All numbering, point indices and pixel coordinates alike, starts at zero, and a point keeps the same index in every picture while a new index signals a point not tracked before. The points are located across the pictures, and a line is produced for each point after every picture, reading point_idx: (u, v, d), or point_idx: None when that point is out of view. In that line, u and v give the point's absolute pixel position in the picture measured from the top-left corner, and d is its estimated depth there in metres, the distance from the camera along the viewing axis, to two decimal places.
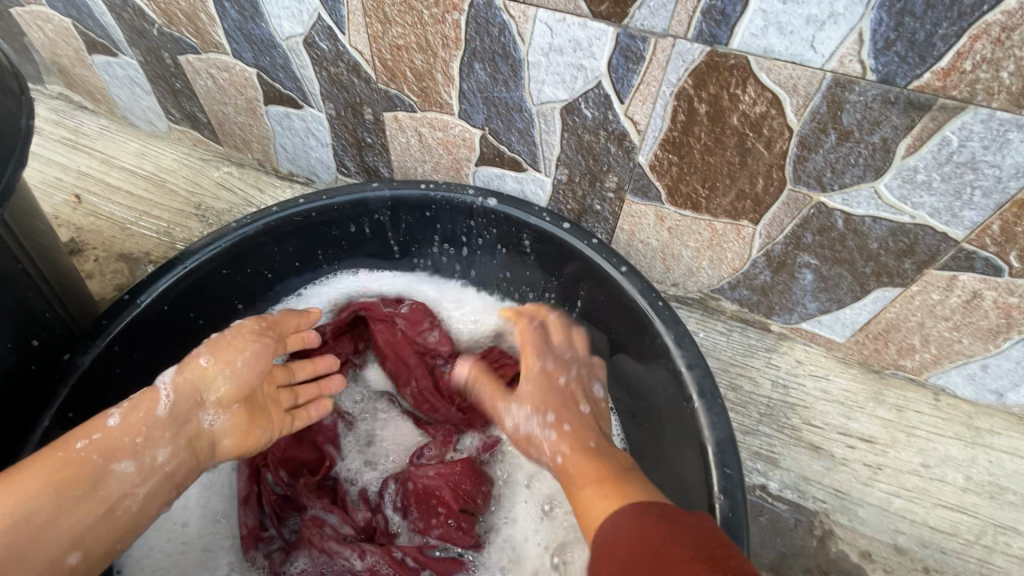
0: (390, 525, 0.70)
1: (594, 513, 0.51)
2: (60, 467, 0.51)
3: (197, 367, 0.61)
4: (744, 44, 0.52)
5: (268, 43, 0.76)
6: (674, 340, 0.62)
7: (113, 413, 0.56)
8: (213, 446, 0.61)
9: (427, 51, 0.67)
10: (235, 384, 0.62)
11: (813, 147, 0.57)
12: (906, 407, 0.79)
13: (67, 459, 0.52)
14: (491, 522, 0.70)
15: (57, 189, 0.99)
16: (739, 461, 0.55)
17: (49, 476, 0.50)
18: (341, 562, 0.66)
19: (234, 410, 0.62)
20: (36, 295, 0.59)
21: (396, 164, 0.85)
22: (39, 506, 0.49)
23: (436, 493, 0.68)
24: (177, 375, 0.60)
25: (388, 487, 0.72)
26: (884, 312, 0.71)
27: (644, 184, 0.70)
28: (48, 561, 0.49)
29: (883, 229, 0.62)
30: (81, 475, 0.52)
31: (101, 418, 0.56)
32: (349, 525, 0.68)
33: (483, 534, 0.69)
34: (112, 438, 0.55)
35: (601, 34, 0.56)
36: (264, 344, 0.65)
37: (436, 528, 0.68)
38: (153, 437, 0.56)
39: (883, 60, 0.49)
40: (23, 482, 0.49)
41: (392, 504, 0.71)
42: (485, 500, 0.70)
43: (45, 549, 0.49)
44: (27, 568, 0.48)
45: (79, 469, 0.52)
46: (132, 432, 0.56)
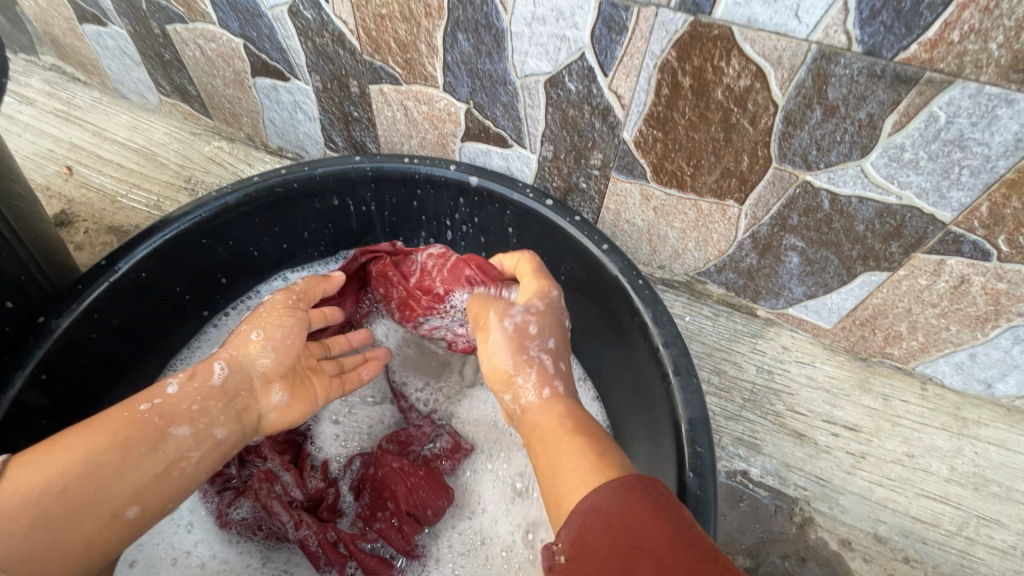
0: (340, 503, 0.71)
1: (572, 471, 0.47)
2: (123, 425, 0.53)
3: (248, 338, 0.62)
4: (728, 13, 0.51)
5: (253, 12, 0.75)
6: (652, 318, 0.61)
7: (170, 380, 0.58)
8: (258, 417, 0.62)
9: (410, 21, 0.66)
10: (280, 359, 0.63)
11: (798, 123, 0.56)
12: (892, 396, 0.78)
13: (129, 419, 0.54)
14: (433, 533, 0.69)
15: (48, 160, 0.99)
16: (711, 440, 0.54)
17: (113, 434, 0.52)
18: (278, 525, 0.67)
19: (279, 381, 0.63)
20: (10, 256, 0.59)
21: (383, 139, 0.84)
22: (106, 460, 0.51)
23: (389, 488, 0.68)
24: (229, 347, 0.62)
25: (351, 463, 0.73)
26: (870, 297, 0.70)
27: (629, 161, 0.68)
28: (107, 515, 0.50)
29: (870, 210, 0.61)
30: (142, 436, 0.53)
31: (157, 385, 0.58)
32: (298, 490, 0.69)
33: (422, 542, 0.68)
34: (170, 403, 0.56)
35: (584, 2, 0.55)
36: (299, 319, 0.66)
37: (378, 522, 0.68)
38: (206, 406, 0.58)
39: (869, 30, 0.47)
40: (89, 436, 0.51)
41: (348, 481, 0.72)
42: (436, 517, 0.68)
43: (105, 503, 0.50)
44: (88, 520, 0.49)
45: (141, 429, 0.54)
46: (188, 400, 0.57)
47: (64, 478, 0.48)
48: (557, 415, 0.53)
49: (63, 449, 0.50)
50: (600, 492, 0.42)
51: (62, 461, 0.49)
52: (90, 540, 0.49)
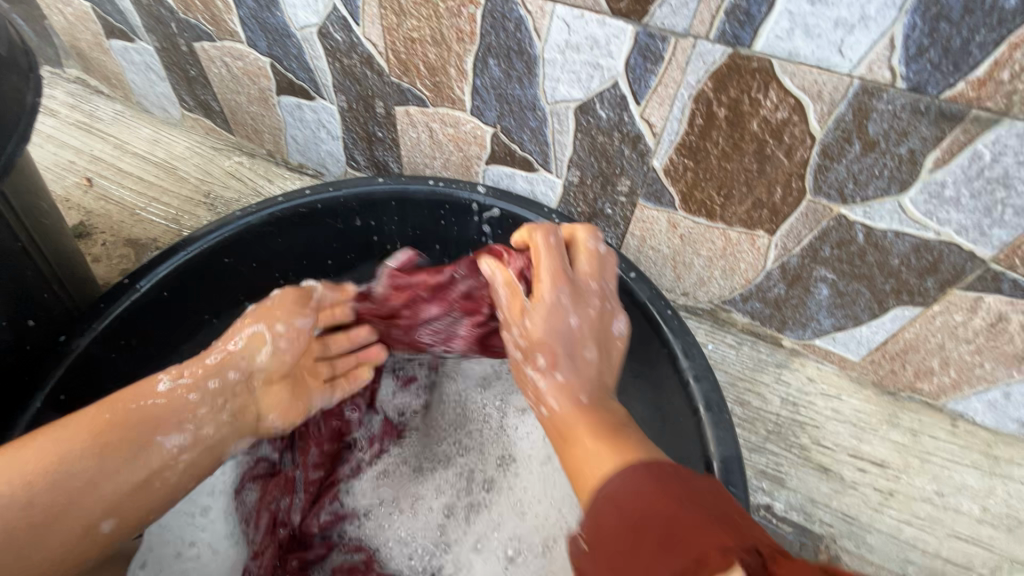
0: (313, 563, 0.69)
1: (593, 463, 0.45)
2: (106, 422, 0.51)
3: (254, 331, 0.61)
4: (769, 46, 0.50)
5: (282, 33, 0.75)
6: (682, 350, 0.60)
7: (163, 376, 0.56)
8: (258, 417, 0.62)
9: (441, 45, 0.65)
10: (276, 361, 0.62)
11: (835, 156, 0.55)
12: (921, 431, 0.76)
13: (116, 417, 0.52)
14: None
15: (68, 171, 0.99)
16: (745, 480, 0.53)
17: (89, 441, 0.49)
18: (254, 536, 0.69)
19: (277, 383, 0.63)
20: (35, 275, 0.58)
21: (406, 159, 0.84)
22: (78, 471, 0.48)
23: None
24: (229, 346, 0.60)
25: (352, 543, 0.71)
26: (902, 332, 0.69)
27: (657, 189, 0.68)
28: (82, 529, 0.48)
29: (906, 244, 0.59)
30: (121, 446, 0.51)
31: (147, 380, 0.55)
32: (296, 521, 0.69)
33: None
34: (156, 407, 0.54)
35: (620, 32, 0.55)
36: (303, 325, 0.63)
37: None
38: (198, 413, 0.56)
39: (915, 67, 0.47)
40: (69, 434, 0.49)
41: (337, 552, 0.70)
42: None
43: (78, 517, 0.48)
44: (63, 529, 0.47)
45: (121, 438, 0.51)
46: (175, 407, 0.55)
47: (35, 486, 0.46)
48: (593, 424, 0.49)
49: (34, 454, 0.47)
50: (620, 478, 0.42)
51: (31, 467, 0.46)
52: (60, 559, 0.47)
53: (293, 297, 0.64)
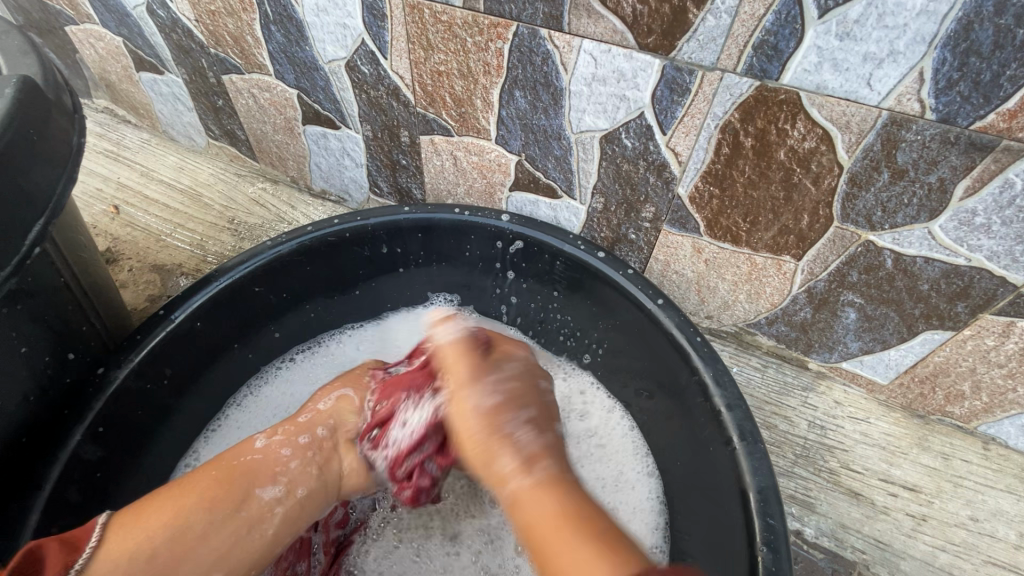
0: None
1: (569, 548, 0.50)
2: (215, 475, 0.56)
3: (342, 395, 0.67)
4: (796, 80, 0.51)
5: (310, 66, 0.77)
6: (713, 378, 0.60)
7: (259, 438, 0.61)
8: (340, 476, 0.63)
9: (467, 77, 0.67)
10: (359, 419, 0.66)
11: (864, 184, 0.56)
12: (952, 455, 0.75)
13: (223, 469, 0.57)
14: None
15: (96, 199, 1.01)
16: (782, 511, 0.53)
17: (198, 496, 0.53)
18: None
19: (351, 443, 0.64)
20: (76, 308, 0.60)
21: (429, 186, 0.85)
22: (192, 524, 0.52)
23: None
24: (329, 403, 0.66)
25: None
26: (932, 355, 0.68)
27: (682, 215, 0.68)
28: None
29: (936, 270, 0.59)
30: (228, 496, 0.54)
31: (246, 442, 0.61)
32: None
33: None
34: (256, 463, 0.58)
35: (647, 65, 0.56)
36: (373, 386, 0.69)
37: None
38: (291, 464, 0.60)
39: (944, 99, 0.47)
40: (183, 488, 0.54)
41: None
42: None
43: (193, 567, 0.51)
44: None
45: (227, 490, 0.55)
46: (274, 457, 0.59)
47: (155, 538, 0.50)
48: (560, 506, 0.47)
49: (152, 515, 0.51)
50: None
51: (148, 527, 0.50)
52: None
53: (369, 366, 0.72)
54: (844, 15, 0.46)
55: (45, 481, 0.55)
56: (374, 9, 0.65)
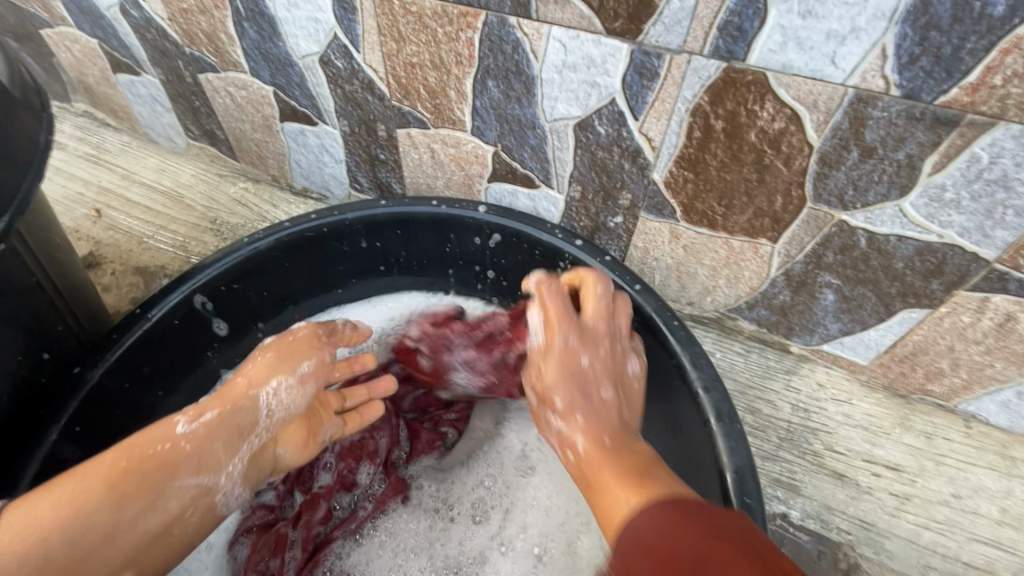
0: None
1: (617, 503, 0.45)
2: (122, 465, 0.50)
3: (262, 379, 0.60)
4: (762, 60, 0.51)
5: (285, 62, 0.76)
6: (690, 361, 0.60)
7: (181, 419, 0.55)
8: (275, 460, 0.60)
9: (440, 68, 0.67)
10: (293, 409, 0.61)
11: (834, 164, 0.56)
12: (935, 434, 0.76)
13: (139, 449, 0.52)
14: None
15: (77, 203, 1.01)
16: (759, 490, 0.53)
17: (106, 487, 0.49)
18: None
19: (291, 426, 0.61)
20: (49, 308, 0.59)
21: (409, 180, 0.85)
22: (95, 520, 0.48)
23: None
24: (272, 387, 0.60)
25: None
26: (910, 334, 0.69)
27: (659, 201, 0.68)
28: None
29: (909, 248, 0.60)
30: (138, 490, 0.50)
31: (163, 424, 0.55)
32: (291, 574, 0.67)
33: None
34: (172, 454, 0.53)
35: (616, 51, 0.56)
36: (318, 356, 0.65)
37: None
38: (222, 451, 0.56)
39: (908, 75, 0.47)
40: (90, 465, 0.50)
41: None
42: None
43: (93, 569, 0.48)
44: None
45: (136, 484, 0.50)
46: (190, 446, 0.54)
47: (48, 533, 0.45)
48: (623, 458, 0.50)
49: (46, 502, 0.47)
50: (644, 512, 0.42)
51: (36, 516, 0.46)
52: None
53: (304, 341, 0.65)
54: None
55: (21, 478, 0.55)
56: (344, 2, 0.65)
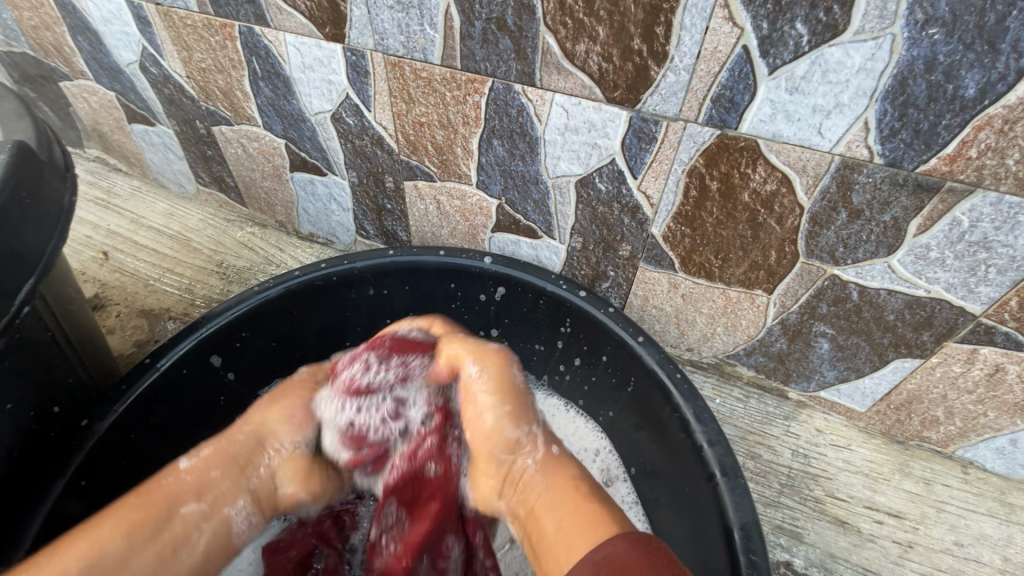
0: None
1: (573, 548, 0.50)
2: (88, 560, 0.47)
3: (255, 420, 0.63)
4: (753, 129, 0.54)
5: (298, 118, 0.80)
6: (694, 414, 0.61)
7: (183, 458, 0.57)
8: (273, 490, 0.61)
9: (448, 128, 0.70)
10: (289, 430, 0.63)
11: (824, 223, 0.59)
12: (933, 480, 0.77)
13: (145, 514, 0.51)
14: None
15: (85, 246, 1.02)
16: (766, 547, 0.53)
17: (118, 522, 0.50)
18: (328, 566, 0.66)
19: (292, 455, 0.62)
20: (61, 361, 0.60)
21: (415, 229, 0.87)
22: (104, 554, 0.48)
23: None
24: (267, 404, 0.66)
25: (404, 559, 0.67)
26: (904, 383, 0.70)
27: (657, 253, 0.71)
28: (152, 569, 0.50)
29: (899, 301, 0.62)
30: (144, 521, 0.51)
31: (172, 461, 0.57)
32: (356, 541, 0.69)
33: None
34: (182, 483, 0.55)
35: (616, 117, 0.59)
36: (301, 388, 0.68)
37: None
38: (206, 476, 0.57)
39: (890, 145, 0.50)
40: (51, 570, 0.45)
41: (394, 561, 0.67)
42: None
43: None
44: None
45: (146, 508, 0.52)
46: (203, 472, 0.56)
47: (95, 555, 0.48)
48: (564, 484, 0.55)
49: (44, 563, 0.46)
50: (612, 544, 0.47)
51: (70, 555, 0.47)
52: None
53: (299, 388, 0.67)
54: (792, 73, 0.50)
55: (22, 539, 0.54)
56: (357, 66, 0.68)
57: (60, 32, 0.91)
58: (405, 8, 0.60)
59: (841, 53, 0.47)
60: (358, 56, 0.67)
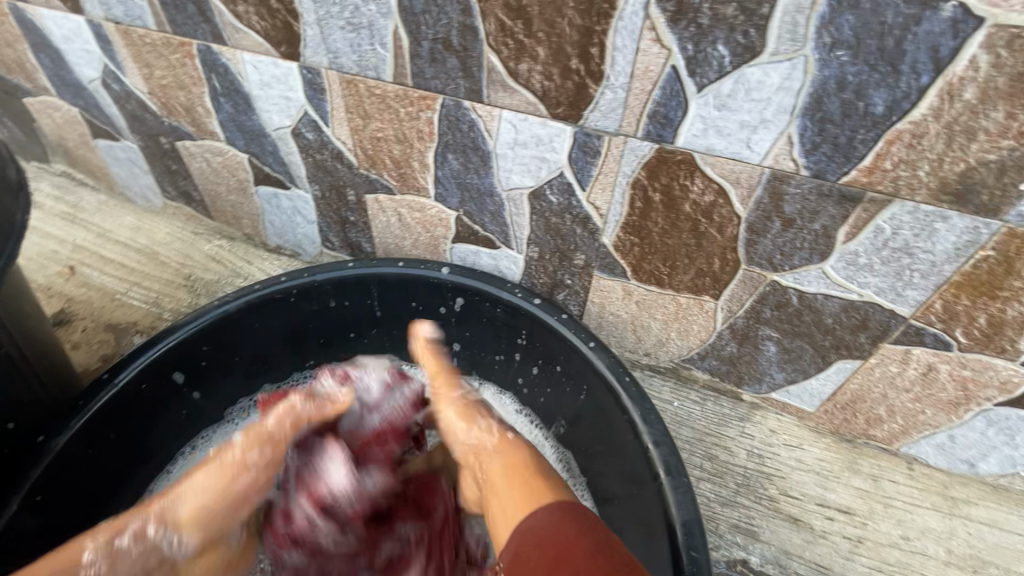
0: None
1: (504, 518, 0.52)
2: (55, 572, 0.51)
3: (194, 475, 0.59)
4: (688, 143, 0.57)
5: (259, 133, 0.81)
6: (641, 417, 0.64)
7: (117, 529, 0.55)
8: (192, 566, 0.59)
9: (404, 142, 0.72)
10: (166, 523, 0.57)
11: (761, 232, 0.61)
12: (881, 476, 0.79)
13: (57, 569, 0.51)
14: None
15: (52, 261, 1.02)
16: (706, 544, 0.55)
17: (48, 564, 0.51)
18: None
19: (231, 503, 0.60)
20: (17, 377, 0.61)
21: (378, 241, 0.89)
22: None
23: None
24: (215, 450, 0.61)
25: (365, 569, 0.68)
26: (847, 383, 0.73)
27: (610, 261, 0.73)
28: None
29: (836, 305, 0.65)
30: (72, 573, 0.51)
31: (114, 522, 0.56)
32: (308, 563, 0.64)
33: None
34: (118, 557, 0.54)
35: (561, 132, 0.61)
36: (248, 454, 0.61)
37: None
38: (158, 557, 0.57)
39: (813, 158, 0.53)
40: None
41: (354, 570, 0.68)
42: None
43: None
44: None
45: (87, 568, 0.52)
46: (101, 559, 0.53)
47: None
48: (510, 462, 0.56)
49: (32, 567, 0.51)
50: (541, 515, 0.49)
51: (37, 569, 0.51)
52: None
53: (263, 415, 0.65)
54: (718, 91, 0.52)
55: None
56: (314, 83, 0.70)
57: (21, 49, 0.91)
58: (355, 28, 0.62)
59: (761, 73, 0.50)
60: (313, 74, 0.69)
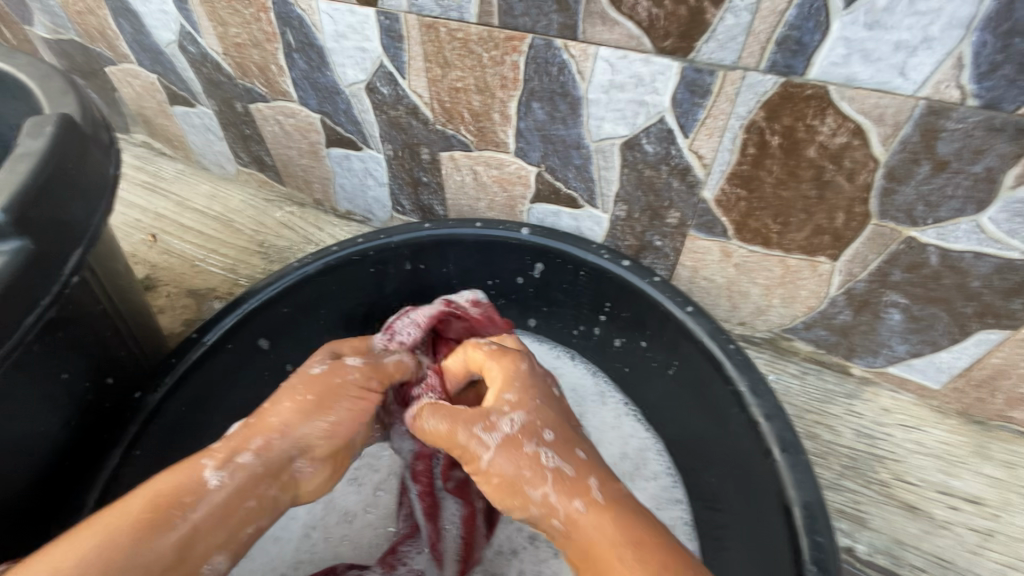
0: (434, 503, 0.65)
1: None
2: (144, 516, 0.43)
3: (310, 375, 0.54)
4: (824, 73, 0.49)
5: (332, 90, 0.78)
6: (750, 388, 0.58)
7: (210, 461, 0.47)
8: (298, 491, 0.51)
9: (485, 92, 0.67)
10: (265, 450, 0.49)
11: (902, 179, 0.53)
12: (1018, 464, 0.70)
13: (167, 493, 0.45)
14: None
15: (135, 229, 1.05)
16: (831, 528, 0.50)
17: (138, 511, 0.43)
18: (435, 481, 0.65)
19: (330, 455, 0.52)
20: (113, 333, 0.61)
21: (451, 203, 0.85)
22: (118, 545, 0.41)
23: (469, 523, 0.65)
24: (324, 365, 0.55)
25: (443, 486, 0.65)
26: (988, 357, 0.64)
27: (709, 219, 0.66)
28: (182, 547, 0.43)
29: (988, 265, 0.56)
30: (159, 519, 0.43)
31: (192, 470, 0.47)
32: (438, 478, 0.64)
33: None
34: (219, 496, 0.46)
35: (666, 69, 0.55)
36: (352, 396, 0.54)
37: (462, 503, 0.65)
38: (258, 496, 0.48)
39: (987, 84, 0.45)
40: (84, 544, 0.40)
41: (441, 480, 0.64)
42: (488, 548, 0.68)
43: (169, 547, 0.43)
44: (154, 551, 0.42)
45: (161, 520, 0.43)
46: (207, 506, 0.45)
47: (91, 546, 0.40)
48: (618, 533, 0.45)
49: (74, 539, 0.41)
50: None
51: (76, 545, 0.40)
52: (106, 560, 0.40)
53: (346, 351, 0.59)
54: (872, 4, 0.44)
55: (83, 505, 0.56)
56: (391, 31, 0.66)
57: (103, 16, 0.92)
58: None
59: None
60: (391, 20, 0.65)
